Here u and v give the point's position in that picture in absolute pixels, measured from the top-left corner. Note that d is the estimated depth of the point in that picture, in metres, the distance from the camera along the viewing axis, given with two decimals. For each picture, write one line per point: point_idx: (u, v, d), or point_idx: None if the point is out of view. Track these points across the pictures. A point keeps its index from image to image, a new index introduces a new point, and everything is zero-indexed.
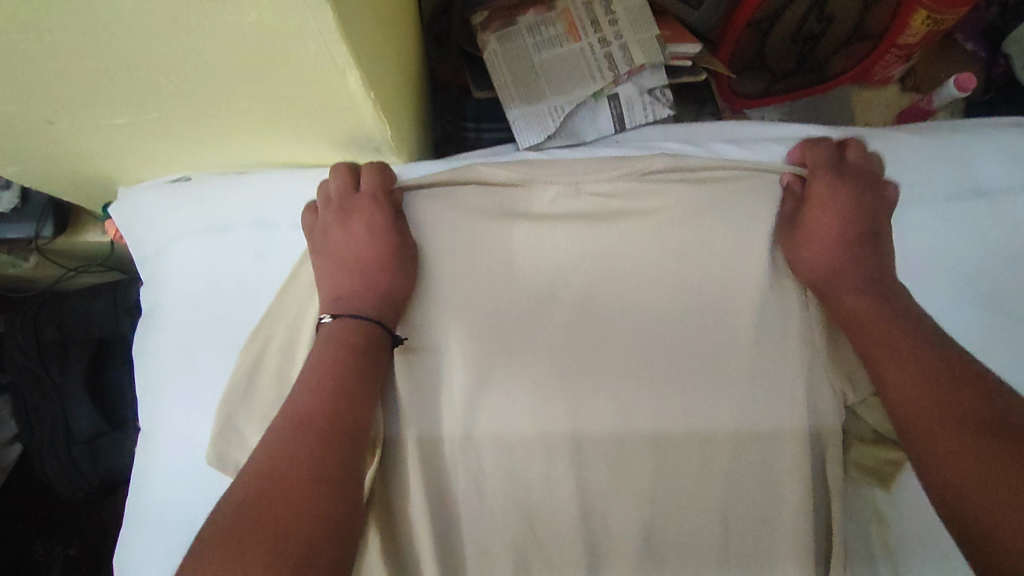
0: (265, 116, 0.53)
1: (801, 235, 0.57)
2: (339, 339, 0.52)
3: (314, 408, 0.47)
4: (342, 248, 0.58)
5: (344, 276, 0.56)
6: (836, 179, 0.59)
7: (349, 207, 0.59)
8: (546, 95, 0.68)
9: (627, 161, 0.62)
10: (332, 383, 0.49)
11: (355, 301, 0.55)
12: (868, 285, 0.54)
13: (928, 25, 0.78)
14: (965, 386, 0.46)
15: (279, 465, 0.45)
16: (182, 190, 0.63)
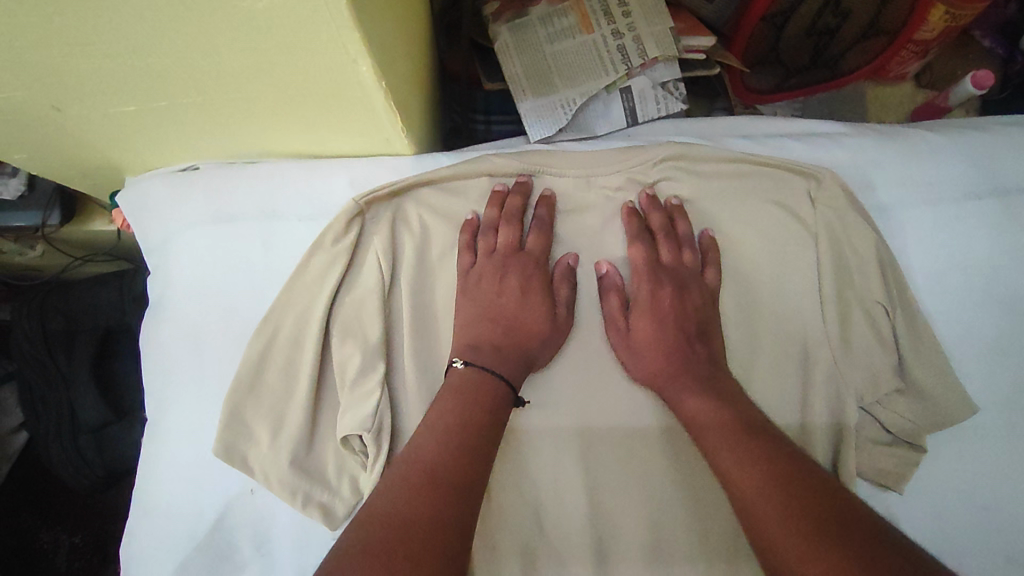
0: (275, 105, 0.52)
1: (630, 346, 0.56)
2: (467, 388, 0.51)
3: (439, 459, 0.46)
4: (496, 296, 0.56)
5: (494, 328, 0.55)
6: (650, 282, 0.57)
7: (517, 262, 0.57)
8: (558, 87, 0.67)
9: (636, 153, 0.61)
10: (455, 436, 0.48)
11: (489, 354, 0.54)
12: (709, 387, 0.53)
13: (946, 20, 0.76)
14: (801, 489, 0.44)
15: (396, 507, 0.43)
16: (190, 180, 0.63)
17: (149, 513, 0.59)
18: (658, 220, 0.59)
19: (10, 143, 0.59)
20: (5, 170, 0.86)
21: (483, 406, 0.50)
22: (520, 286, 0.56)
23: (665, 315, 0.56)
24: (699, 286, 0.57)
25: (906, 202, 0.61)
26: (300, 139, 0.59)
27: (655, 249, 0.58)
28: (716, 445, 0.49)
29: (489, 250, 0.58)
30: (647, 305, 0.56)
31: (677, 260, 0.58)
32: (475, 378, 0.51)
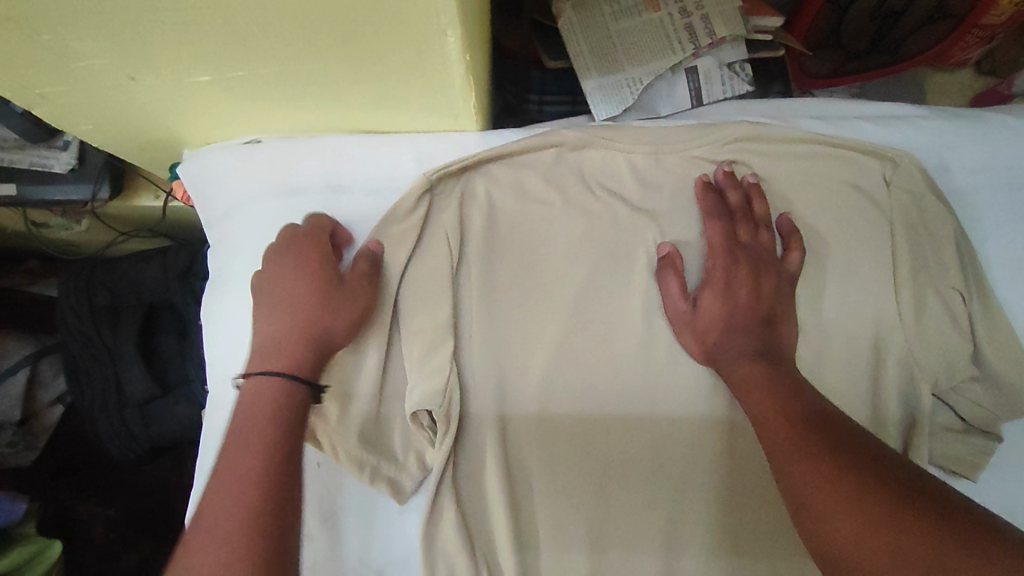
0: (350, 79, 0.52)
1: (696, 322, 0.55)
2: (257, 411, 0.48)
3: (256, 470, 0.44)
4: (284, 289, 0.54)
5: (291, 323, 0.53)
6: (730, 263, 0.55)
7: (296, 248, 0.56)
8: (624, 66, 0.66)
9: (709, 129, 0.60)
10: (252, 452, 0.45)
11: (273, 356, 0.51)
12: (766, 360, 0.53)
13: (1017, 5, 0.75)
14: (842, 449, 0.46)
15: (211, 557, 0.40)
16: (255, 152, 0.63)
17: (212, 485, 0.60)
18: (737, 199, 0.57)
19: (74, 112, 0.59)
20: (56, 144, 0.86)
21: (285, 427, 0.47)
22: (310, 272, 0.54)
23: (741, 291, 0.55)
24: (774, 271, 0.56)
25: (982, 188, 0.60)
26: (368, 115, 0.59)
27: (734, 227, 0.56)
28: (768, 417, 0.50)
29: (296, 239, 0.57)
30: (723, 284, 0.55)
31: (755, 242, 0.56)
32: (251, 386, 0.49)
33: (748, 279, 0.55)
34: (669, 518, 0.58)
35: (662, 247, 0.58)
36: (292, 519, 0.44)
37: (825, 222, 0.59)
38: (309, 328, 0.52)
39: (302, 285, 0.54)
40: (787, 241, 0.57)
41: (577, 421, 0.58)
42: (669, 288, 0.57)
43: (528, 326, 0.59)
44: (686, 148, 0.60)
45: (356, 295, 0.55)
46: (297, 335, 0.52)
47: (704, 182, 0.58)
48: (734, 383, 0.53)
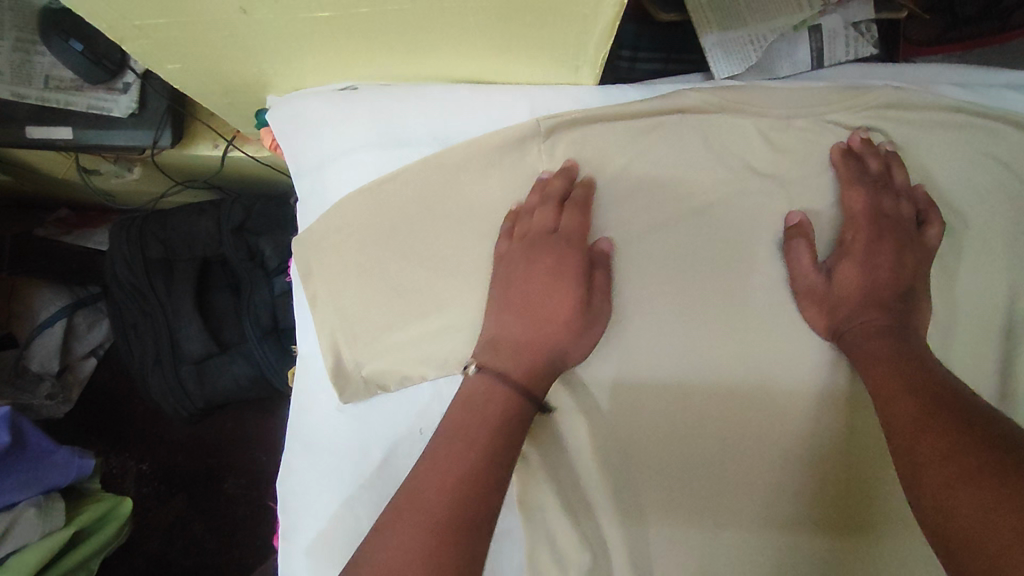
0: (483, 21, 0.48)
1: (826, 292, 0.54)
2: (475, 409, 0.47)
3: (460, 467, 0.43)
4: (529, 285, 0.52)
5: (515, 322, 0.51)
6: (876, 234, 0.54)
7: (550, 240, 0.53)
8: (745, 20, 0.61)
9: (845, 92, 0.58)
10: (464, 464, 0.44)
11: (504, 358, 0.50)
12: (897, 329, 0.51)
13: None
14: (952, 420, 0.43)
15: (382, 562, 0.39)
16: (355, 99, 0.59)
17: (306, 450, 0.59)
18: (878, 167, 0.56)
19: (166, 49, 0.55)
20: (115, 86, 0.81)
21: (466, 440, 0.45)
22: (549, 275, 0.52)
23: (886, 264, 0.53)
24: (916, 247, 0.54)
25: None
26: (487, 62, 0.56)
27: (878, 196, 0.55)
28: (894, 396, 0.47)
29: (549, 226, 0.53)
30: (861, 256, 0.54)
31: (898, 215, 0.55)
32: (479, 383, 0.49)
33: (893, 251, 0.53)
34: (782, 497, 0.56)
35: (792, 216, 0.55)
36: (472, 536, 0.41)
37: (963, 196, 0.57)
38: (537, 344, 0.51)
39: (524, 283, 0.52)
40: (925, 216, 0.55)
41: (693, 396, 0.56)
42: (799, 255, 0.54)
43: (644, 297, 0.55)
44: (818, 112, 0.58)
45: (601, 317, 0.53)
46: (545, 353, 0.51)
47: (841, 151, 0.56)
48: (861, 364, 0.51)
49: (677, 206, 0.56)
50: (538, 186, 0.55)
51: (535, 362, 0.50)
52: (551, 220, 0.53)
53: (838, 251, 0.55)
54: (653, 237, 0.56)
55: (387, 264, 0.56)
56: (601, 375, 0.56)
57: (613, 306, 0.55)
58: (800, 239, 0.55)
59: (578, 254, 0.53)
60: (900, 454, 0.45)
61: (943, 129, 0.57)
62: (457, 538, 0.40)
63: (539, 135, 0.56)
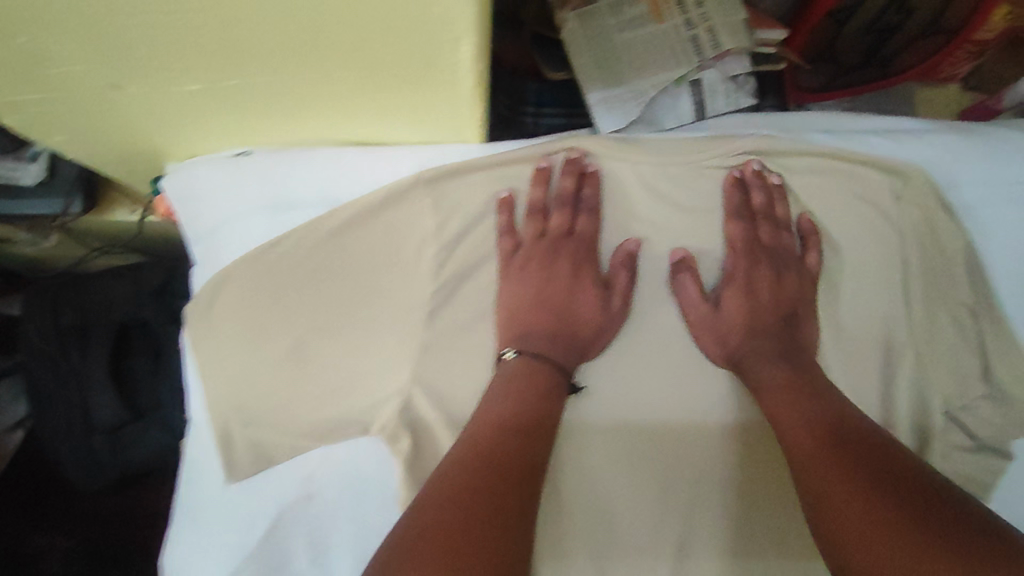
0: (353, 89, 0.49)
1: (714, 319, 0.56)
2: (536, 286, 0.56)
3: (561, 298, 0.57)
4: (544, 291, 0.56)
5: (542, 319, 0.56)
6: (753, 262, 0.57)
7: (560, 246, 0.57)
8: (628, 78, 0.64)
9: (718, 140, 0.59)
10: (556, 293, 0.57)
11: (540, 343, 0.55)
12: (781, 357, 0.55)
13: (1009, 20, 0.77)
14: (883, 474, 0.44)
15: (479, 444, 0.49)
16: (244, 164, 0.59)
17: (191, 520, 0.56)
18: (761, 200, 0.58)
19: (47, 122, 0.54)
20: (22, 153, 0.76)
21: (544, 283, 0.56)
22: (569, 275, 0.57)
23: (764, 292, 0.57)
24: (793, 277, 0.57)
25: (988, 201, 0.59)
26: (372, 126, 0.56)
27: (754, 228, 0.58)
28: (803, 456, 0.48)
29: (538, 233, 0.57)
30: (743, 284, 0.57)
31: (778, 246, 0.57)
32: (515, 370, 0.53)
33: (770, 278, 0.57)
34: (682, 542, 0.56)
35: (627, 242, 0.57)
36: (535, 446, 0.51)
37: (834, 241, 0.58)
38: (569, 333, 0.56)
39: (540, 282, 0.56)
40: (805, 242, 0.58)
41: (586, 439, 0.56)
42: (688, 286, 0.56)
43: None
44: (695, 157, 0.58)
45: (615, 320, 0.56)
46: (571, 337, 0.56)
47: (733, 178, 0.58)
48: (772, 417, 0.52)
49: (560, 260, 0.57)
50: (541, 177, 0.57)
51: (564, 341, 0.56)
52: (567, 223, 0.57)
53: (723, 280, 0.58)
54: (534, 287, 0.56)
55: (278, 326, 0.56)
56: None
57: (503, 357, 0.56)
58: (685, 273, 0.57)
59: (593, 259, 0.57)
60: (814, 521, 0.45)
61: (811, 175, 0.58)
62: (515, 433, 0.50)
63: (420, 187, 0.56)
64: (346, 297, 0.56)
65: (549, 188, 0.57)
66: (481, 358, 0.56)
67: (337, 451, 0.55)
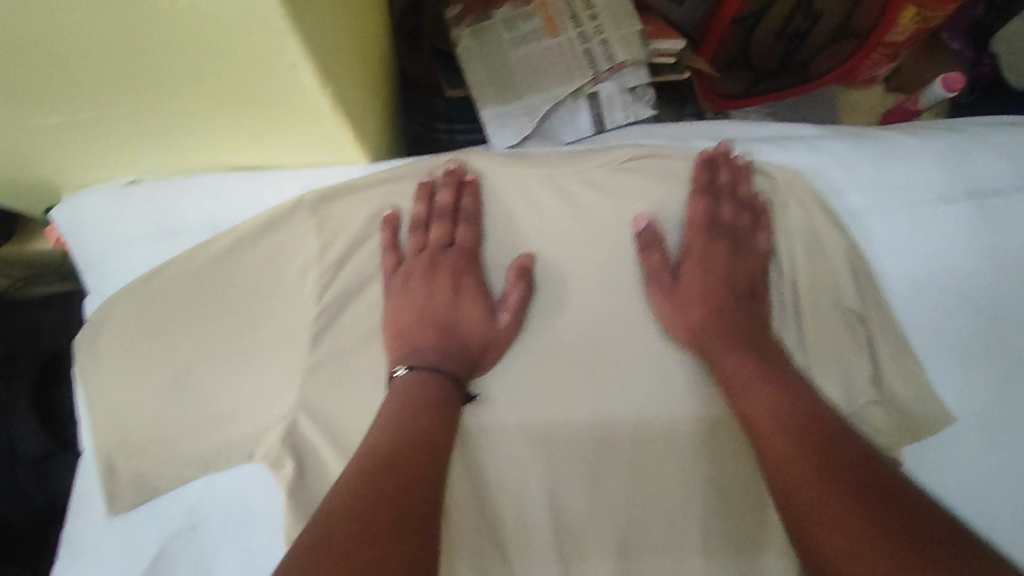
0: (214, 115, 0.48)
1: (676, 291, 0.56)
2: (419, 299, 0.55)
3: (443, 306, 0.56)
4: (427, 302, 0.55)
5: (428, 334, 0.55)
6: (708, 243, 0.58)
7: (444, 259, 0.56)
8: (522, 93, 0.64)
9: (602, 152, 0.60)
10: (444, 304, 0.56)
11: (429, 355, 0.54)
12: (744, 338, 0.55)
13: (917, 21, 0.77)
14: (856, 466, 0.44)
15: (382, 437, 0.48)
16: (130, 193, 0.58)
17: (70, 558, 0.54)
18: (727, 177, 0.59)
19: None
20: None
21: (431, 293, 0.55)
22: (451, 286, 0.56)
23: (719, 267, 0.57)
24: (749, 256, 0.58)
25: (876, 206, 0.59)
26: (250, 151, 0.55)
27: (717, 203, 0.58)
28: (773, 444, 0.48)
29: (418, 248, 0.57)
30: (700, 259, 0.57)
31: (734, 223, 0.58)
32: (411, 381, 0.52)
33: (725, 256, 0.57)
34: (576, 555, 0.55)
35: (522, 257, 0.56)
36: (439, 445, 0.49)
37: (722, 244, 0.57)
38: (455, 342, 0.55)
39: (426, 295, 0.56)
40: (759, 222, 0.59)
41: (479, 463, 0.55)
42: (652, 256, 0.57)
43: None
44: (578, 169, 0.59)
45: (506, 334, 0.56)
46: (458, 346, 0.55)
47: (705, 157, 0.59)
48: (741, 408, 0.52)
49: None
50: (420, 193, 0.57)
51: (450, 350, 0.55)
52: (447, 235, 0.57)
53: (682, 252, 0.58)
54: (417, 297, 0.56)
55: (161, 354, 0.55)
56: None
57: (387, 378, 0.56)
58: (650, 243, 0.57)
59: (476, 271, 0.57)
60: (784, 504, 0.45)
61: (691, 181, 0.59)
62: (426, 431, 0.49)
63: (303, 210, 0.56)
64: (233, 322, 0.55)
65: (429, 203, 0.57)
66: (368, 380, 0.55)
67: (222, 480, 0.54)
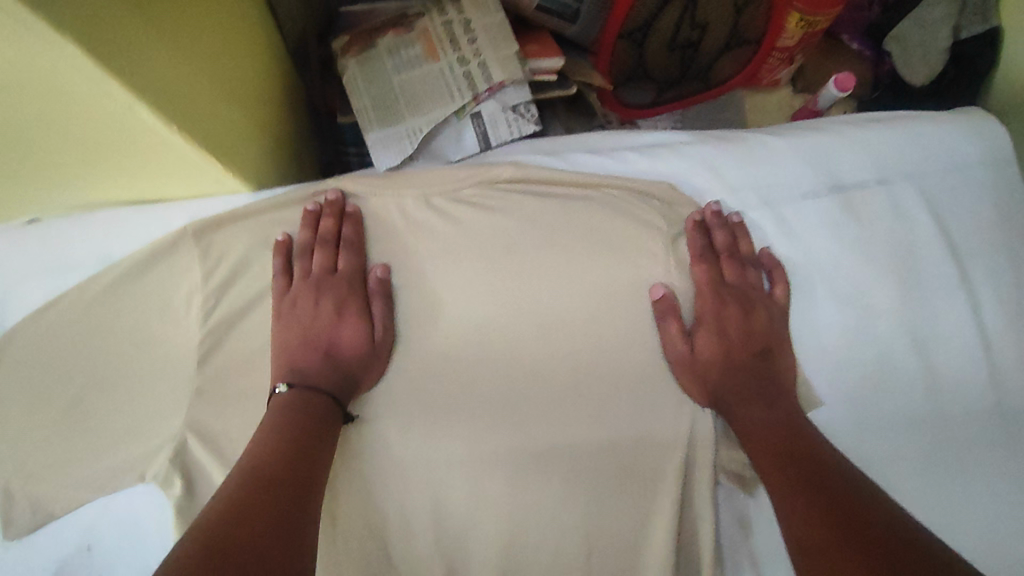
0: (80, 158, 0.50)
1: (689, 365, 0.57)
2: (302, 322, 0.56)
3: (328, 326, 0.56)
4: (308, 322, 0.56)
5: (311, 354, 0.56)
6: (718, 302, 0.58)
7: (324, 283, 0.58)
8: (405, 116, 0.67)
9: (477, 169, 0.63)
10: (327, 325, 0.57)
11: (312, 375, 0.54)
12: (748, 382, 0.56)
13: (803, 27, 0.80)
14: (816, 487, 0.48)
15: (262, 448, 0.48)
16: (22, 234, 0.60)
17: None
18: (723, 239, 0.60)
19: None
20: None
21: (315, 315, 0.57)
22: (335, 307, 0.57)
23: (732, 327, 0.57)
24: (762, 304, 0.59)
25: (744, 205, 0.62)
26: (133, 188, 0.58)
27: (718, 267, 0.59)
28: (776, 469, 0.50)
29: (304, 273, 0.58)
30: (714, 322, 0.57)
31: (742, 279, 0.59)
32: (292, 397, 0.52)
33: (738, 315, 0.58)
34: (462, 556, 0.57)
35: (376, 268, 0.58)
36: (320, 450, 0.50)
37: (593, 252, 0.59)
38: (340, 362, 0.55)
39: (309, 316, 0.57)
40: (733, 230, 0.60)
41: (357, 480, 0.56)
42: (669, 327, 0.57)
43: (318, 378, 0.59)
44: (453, 188, 0.62)
45: (387, 349, 0.57)
46: (345, 364, 0.55)
47: (694, 222, 0.60)
48: (747, 441, 0.54)
49: None
50: (308, 219, 0.60)
51: (333, 369, 0.55)
52: (327, 261, 0.59)
53: (695, 320, 0.58)
54: (302, 318, 0.57)
55: (55, 384, 0.57)
56: None
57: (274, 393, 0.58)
58: (667, 312, 0.58)
59: (357, 291, 0.58)
60: (790, 525, 0.47)
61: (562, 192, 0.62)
62: (308, 440, 0.49)
63: (189, 239, 0.59)
64: (126, 349, 0.58)
65: (316, 229, 0.60)
66: (253, 399, 0.57)
67: (114, 503, 0.56)
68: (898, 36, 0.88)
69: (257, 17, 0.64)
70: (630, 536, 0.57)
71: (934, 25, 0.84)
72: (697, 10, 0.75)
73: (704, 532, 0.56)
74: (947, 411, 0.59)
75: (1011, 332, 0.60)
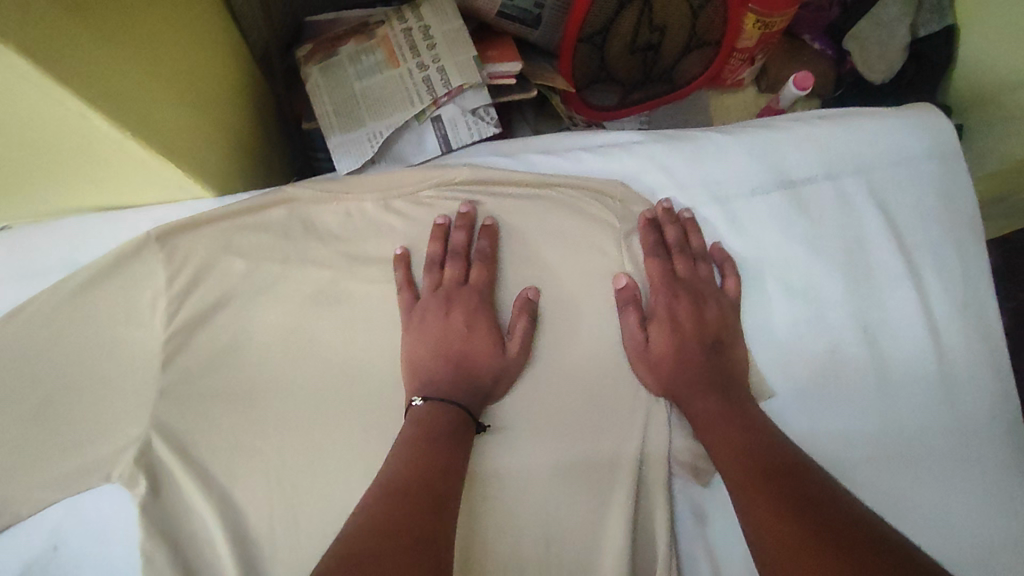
0: (41, 166, 0.51)
1: (643, 357, 0.57)
2: (439, 332, 0.56)
3: (464, 337, 0.56)
4: (443, 334, 0.56)
5: (441, 364, 0.55)
6: (671, 296, 0.58)
7: (461, 296, 0.58)
8: (366, 121, 0.69)
9: (432, 170, 0.65)
10: (459, 336, 0.56)
11: (442, 384, 0.54)
12: (704, 376, 0.56)
13: (759, 28, 0.82)
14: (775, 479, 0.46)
15: (402, 460, 0.48)
16: None
17: None
18: (675, 235, 0.61)
19: None
20: None
21: (453, 326, 0.56)
22: (466, 319, 0.57)
23: (686, 321, 0.57)
24: (713, 298, 0.59)
25: (694, 203, 0.63)
26: (99, 194, 0.60)
27: (670, 262, 0.60)
28: (733, 463, 0.49)
29: (434, 286, 0.59)
30: (667, 316, 0.58)
31: (694, 275, 0.60)
32: (428, 410, 0.52)
33: (689, 307, 0.58)
34: None
35: (526, 290, 0.59)
36: (455, 461, 0.49)
37: (547, 248, 0.62)
38: (478, 373, 0.55)
39: (436, 328, 0.57)
40: (684, 227, 0.61)
41: (318, 475, 0.57)
42: (628, 319, 0.58)
43: (282, 378, 0.60)
44: (410, 191, 0.64)
45: (514, 361, 0.57)
46: (480, 375, 0.55)
47: (647, 219, 0.61)
48: (704, 434, 0.53)
49: (290, 302, 0.61)
50: (436, 233, 0.61)
51: (459, 380, 0.54)
52: (457, 273, 0.59)
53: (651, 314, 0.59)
54: (427, 330, 0.56)
55: (16, 391, 0.57)
56: (229, 462, 0.58)
57: (239, 395, 0.60)
58: (628, 303, 0.59)
59: (487, 307, 0.58)
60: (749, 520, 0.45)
61: (516, 192, 0.63)
62: (444, 454, 0.49)
63: (154, 245, 0.60)
64: (94, 352, 0.59)
65: (444, 242, 0.61)
66: (217, 400, 0.59)
67: (83, 501, 0.57)
68: (856, 33, 0.89)
69: (224, 28, 0.66)
70: (592, 535, 0.55)
71: (892, 24, 0.86)
72: (654, 13, 0.77)
73: (669, 526, 0.56)
74: (897, 399, 0.60)
75: (953, 321, 0.62)
